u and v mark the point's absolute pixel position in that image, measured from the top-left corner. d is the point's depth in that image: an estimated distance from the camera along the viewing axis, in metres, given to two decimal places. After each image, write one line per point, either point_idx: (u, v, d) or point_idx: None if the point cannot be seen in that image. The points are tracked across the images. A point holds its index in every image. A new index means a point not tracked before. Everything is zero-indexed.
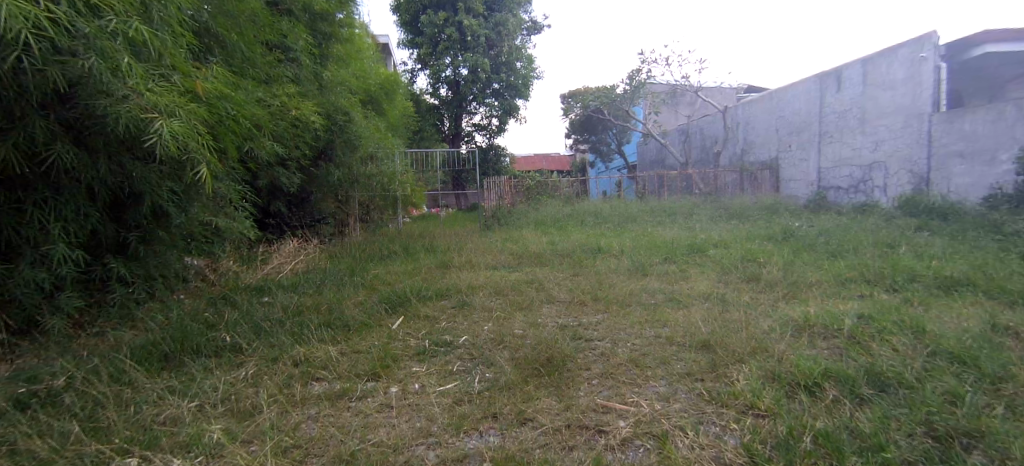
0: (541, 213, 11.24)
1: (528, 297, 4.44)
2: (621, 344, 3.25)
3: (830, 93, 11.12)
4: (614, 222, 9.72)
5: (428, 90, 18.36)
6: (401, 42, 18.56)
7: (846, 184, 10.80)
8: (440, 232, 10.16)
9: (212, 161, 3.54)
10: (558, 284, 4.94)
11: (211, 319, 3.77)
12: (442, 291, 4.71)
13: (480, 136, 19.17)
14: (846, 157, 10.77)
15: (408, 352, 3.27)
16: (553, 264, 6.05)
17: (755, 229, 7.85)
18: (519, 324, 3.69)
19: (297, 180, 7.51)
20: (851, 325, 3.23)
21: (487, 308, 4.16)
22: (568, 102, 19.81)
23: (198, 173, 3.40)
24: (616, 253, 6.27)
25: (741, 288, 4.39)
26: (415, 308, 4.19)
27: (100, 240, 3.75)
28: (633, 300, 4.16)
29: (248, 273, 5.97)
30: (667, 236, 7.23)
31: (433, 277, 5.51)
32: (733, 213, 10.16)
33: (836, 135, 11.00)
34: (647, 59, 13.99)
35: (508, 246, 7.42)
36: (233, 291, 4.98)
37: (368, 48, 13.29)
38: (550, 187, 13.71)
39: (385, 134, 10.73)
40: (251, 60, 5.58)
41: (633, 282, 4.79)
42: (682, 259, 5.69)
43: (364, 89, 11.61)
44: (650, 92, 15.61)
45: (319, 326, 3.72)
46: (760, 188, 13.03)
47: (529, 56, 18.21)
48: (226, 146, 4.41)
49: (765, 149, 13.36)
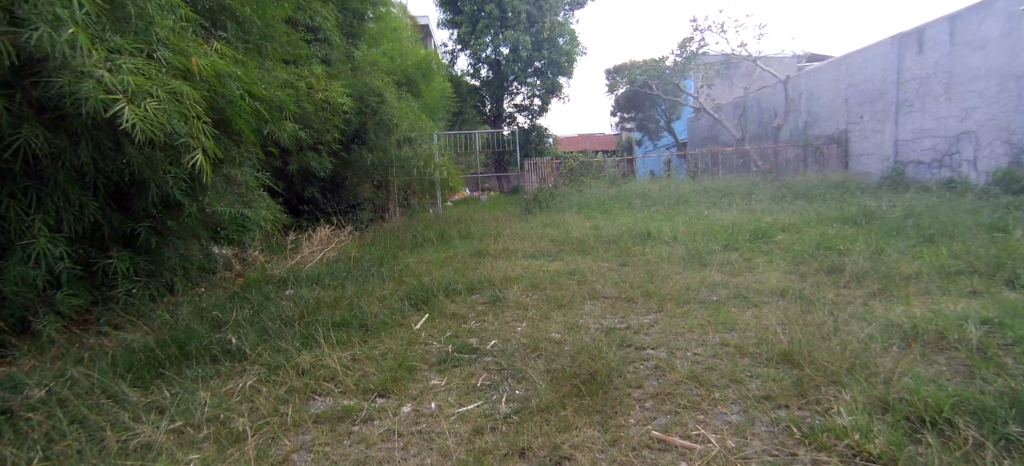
0: (584, 195, 10.63)
1: (568, 291, 3.93)
2: (680, 354, 2.70)
3: (909, 56, 9.90)
4: (664, 204, 9.04)
5: (468, 71, 17.84)
6: (440, 22, 18.08)
7: (928, 158, 9.65)
8: (478, 216, 9.72)
9: (212, 146, 3.22)
10: (603, 275, 4.41)
11: (220, 318, 3.46)
12: (473, 284, 4.26)
13: (521, 117, 18.54)
14: (927, 128, 9.61)
15: (429, 360, 2.83)
16: (598, 251, 5.50)
17: (826, 210, 7.02)
18: (557, 326, 3.19)
19: (328, 164, 7.20)
20: (977, 334, 2.56)
21: (521, 305, 3.69)
22: (613, 77, 18.89)
23: (195, 158, 3.10)
24: (668, 239, 5.65)
25: (821, 282, 3.73)
26: (441, 305, 3.75)
27: (103, 231, 3.50)
28: (690, 297, 3.58)
29: (276, 262, 5.71)
30: (724, 219, 6.54)
31: (466, 267, 5.08)
32: (797, 192, 9.27)
33: (916, 103, 9.81)
34: (699, 27, 12.98)
35: (548, 232, 6.91)
36: (255, 285, 4.69)
37: (405, 29, 12.91)
38: (595, 168, 13.02)
39: (421, 116, 10.34)
40: (271, 38, 5.25)
41: (690, 275, 4.20)
42: (744, 246, 5.03)
43: (399, 70, 11.24)
44: (702, 64, 14.59)
45: (334, 327, 3.34)
46: (825, 165, 11.95)
47: (571, 31, 17.42)
48: (240, 130, 4.09)
49: (831, 121, 12.20)
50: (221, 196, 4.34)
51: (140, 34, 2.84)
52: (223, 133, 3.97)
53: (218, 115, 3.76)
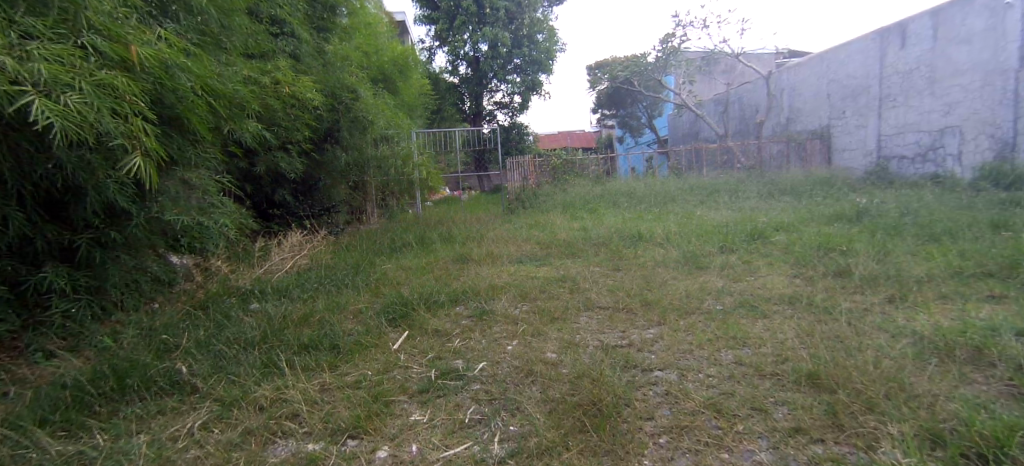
0: (569, 194, 10.36)
1: (560, 302, 3.62)
2: (692, 376, 2.41)
3: (892, 51, 9.81)
4: (651, 203, 8.81)
5: (446, 68, 17.42)
6: (417, 19, 17.63)
7: (912, 153, 9.57)
8: (460, 218, 9.36)
9: (154, 147, 2.90)
10: (596, 282, 4.12)
11: (171, 342, 3.06)
12: (457, 294, 3.92)
13: (502, 114, 18.20)
14: (911, 123, 9.52)
15: (409, 389, 2.48)
16: (587, 255, 5.22)
17: (817, 207, 6.85)
18: (552, 345, 2.87)
19: (299, 165, 6.77)
20: (1019, 349, 2.31)
21: (509, 318, 3.36)
22: (594, 74, 18.65)
23: (133, 161, 2.78)
24: (660, 241, 5.39)
25: (831, 288, 3.49)
26: (422, 320, 3.41)
27: (35, 245, 3.11)
28: (693, 307, 3.29)
29: (242, 271, 5.28)
30: (716, 219, 6.31)
31: (448, 275, 4.74)
32: (783, 189, 9.12)
33: (899, 98, 9.73)
34: (681, 22, 12.79)
35: (533, 233, 6.60)
36: (216, 299, 4.27)
37: (380, 24, 12.46)
38: (577, 166, 12.69)
39: (397, 114, 9.93)
40: (230, 31, 4.83)
41: (689, 280, 3.93)
42: (742, 247, 4.79)
43: (374, 66, 10.81)
44: (683, 59, 14.42)
45: (303, 350, 2.97)
46: (809, 161, 11.86)
47: (550, 27, 17.13)
48: (195, 129, 3.69)
49: (813, 116, 12.11)
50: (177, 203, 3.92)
51: (66, 18, 2.46)
52: (174, 132, 3.57)
53: (168, 113, 3.37)
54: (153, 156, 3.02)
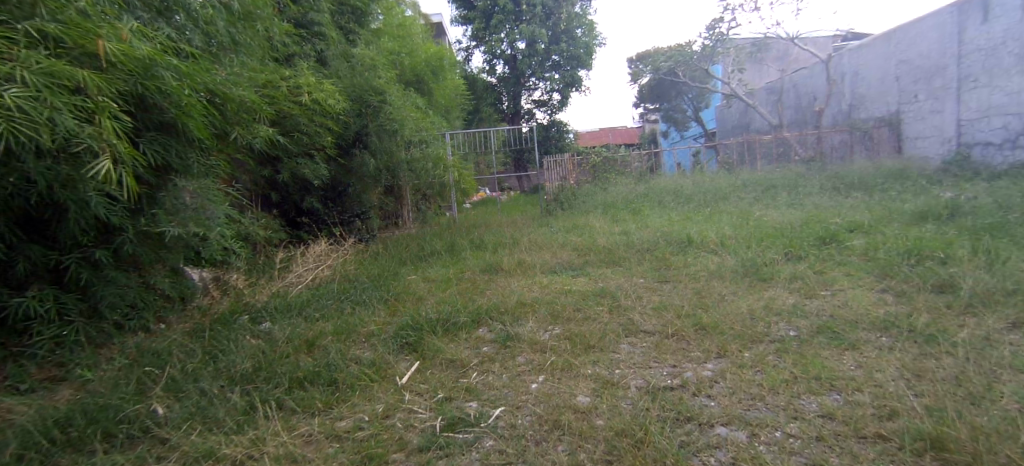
0: (610, 193, 9.77)
1: (598, 325, 3.11)
2: (767, 435, 1.87)
3: (972, 25, 8.71)
4: (701, 202, 8.12)
5: (483, 68, 17.06)
6: (453, 19, 17.34)
7: (999, 138, 8.50)
8: (495, 221, 8.93)
9: (126, 150, 2.64)
10: (640, 298, 3.58)
11: (155, 376, 2.74)
12: (480, 314, 3.45)
13: (540, 113, 17.66)
14: (998, 104, 8.41)
15: (408, 445, 2.03)
16: (630, 263, 4.68)
17: (893, 204, 6.05)
18: (585, 383, 2.36)
19: (323, 171, 6.49)
20: None
21: (537, 346, 2.88)
22: (636, 66, 17.87)
23: (101, 164, 2.53)
24: (713, 247, 4.78)
25: (935, 311, 2.84)
26: (436, 346, 2.96)
27: (18, 267, 2.88)
28: (759, 335, 2.72)
29: (259, 283, 4.98)
30: (777, 219, 5.63)
31: (474, 289, 4.30)
32: (849, 183, 8.25)
33: (981, 77, 8.63)
34: (728, 6, 11.94)
35: (571, 239, 6.09)
36: (225, 318, 3.98)
37: (413, 25, 12.18)
38: (619, 163, 12.02)
39: (429, 115, 9.58)
40: (236, 31, 4.53)
41: (752, 297, 3.34)
42: (813, 255, 4.12)
43: (405, 68, 10.51)
44: (731, 46, 13.53)
45: (296, 386, 2.58)
46: (875, 151, 10.81)
47: (589, 21, 16.48)
48: (190, 133, 3.40)
49: (879, 101, 11.02)
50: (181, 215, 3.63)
51: None
52: (166, 137, 3.29)
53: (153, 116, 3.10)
54: (129, 161, 2.74)
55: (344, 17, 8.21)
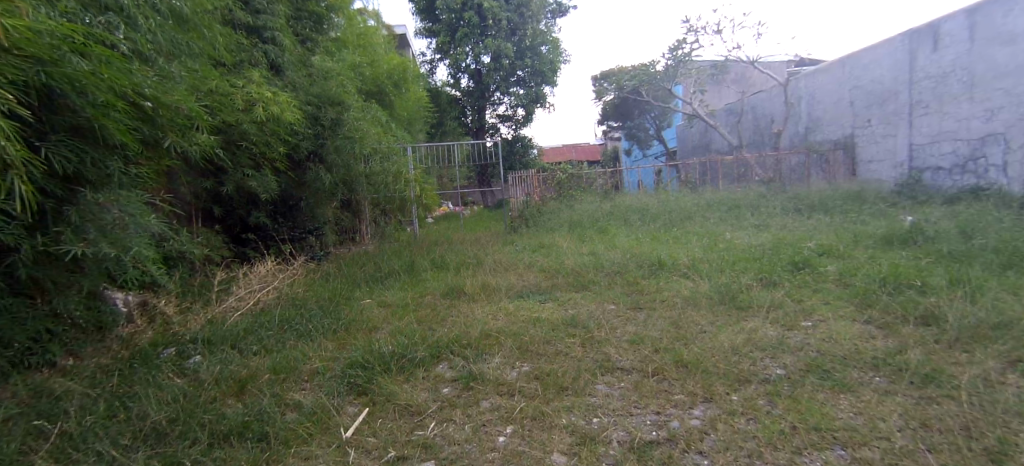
0: (576, 211, 9.59)
1: (571, 361, 2.83)
2: None
3: (922, 54, 9.00)
4: (666, 221, 8.02)
5: (448, 82, 16.82)
6: (418, 31, 17.07)
7: (949, 163, 8.72)
8: (458, 239, 8.60)
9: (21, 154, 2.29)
10: (615, 329, 3.32)
11: (47, 431, 2.29)
12: (440, 348, 3.11)
13: (505, 128, 17.48)
14: (947, 131, 8.67)
15: None
16: (600, 287, 4.44)
17: (857, 227, 6.05)
18: (560, 438, 2.08)
19: (272, 184, 6.04)
20: None
21: (502, 388, 2.57)
22: (600, 84, 17.96)
23: None
24: (685, 270, 4.61)
25: (926, 347, 2.68)
26: (388, 389, 2.61)
27: None
28: (747, 375, 2.50)
29: (194, 309, 4.49)
30: (747, 242, 5.51)
31: (435, 316, 3.95)
32: (811, 204, 8.31)
33: (932, 104, 8.89)
34: (691, 28, 12.09)
35: (538, 259, 5.82)
36: (148, 352, 3.50)
37: (376, 36, 11.83)
38: (584, 180, 11.90)
39: (390, 128, 9.21)
40: (175, 32, 4.12)
41: (734, 328, 3.12)
42: (788, 282, 3.96)
43: (367, 79, 10.13)
44: (693, 68, 13.72)
45: (220, 443, 2.20)
46: (831, 173, 11.03)
47: (554, 38, 16.49)
48: (109, 138, 3.03)
49: (835, 125, 11.30)
50: (100, 233, 3.18)
51: None
52: (77, 142, 2.91)
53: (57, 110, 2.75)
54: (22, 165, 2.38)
55: (300, 24, 7.79)
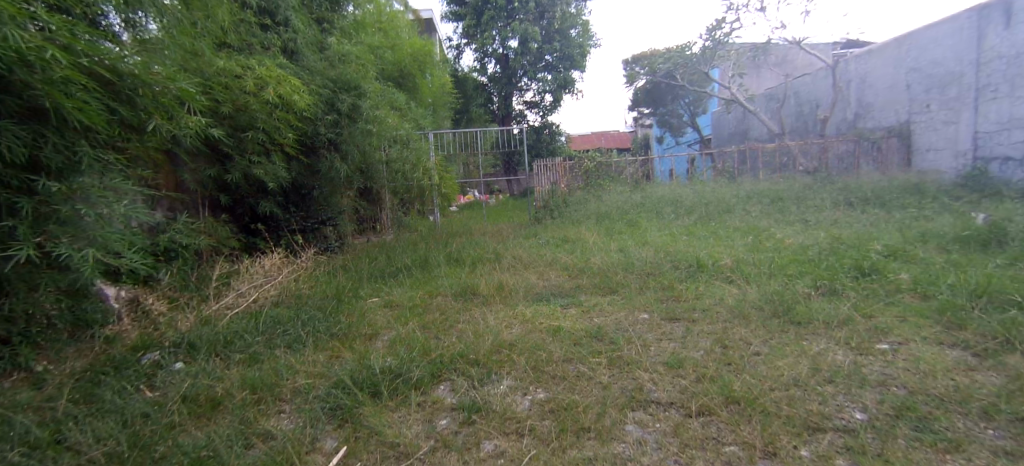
0: (604, 202, 9.04)
1: (595, 390, 2.35)
2: None
3: (993, 32, 8.06)
4: (703, 214, 7.42)
5: (474, 67, 16.30)
6: (444, 15, 16.55)
7: (1020, 153, 7.79)
8: (479, 230, 8.17)
9: None
10: (648, 346, 2.83)
11: None
12: (440, 367, 2.66)
13: (532, 114, 16.89)
14: (1019, 117, 7.75)
15: None
16: (629, 292, 3.93)
17: (921, 226, 5.36)
18: None
19: (280, 172, 5.68)
20: None
21: (511, 425, 2.12)
22: (631, 67, 17.20)
23: None
24: (728, 274, 4.06)
25: None
26: (373, 421, 2.18)
27: None
28: (820, 420, 1.98)
29: (189, 306, 4.16)
30: (798, 241, 4.89)
31: (441, 322, 3.51)
32: (863, 198, 7.58)
33: (1002, 88, 7.96)
34: (732, 6, 11.27)
35: (561, 255, 5.32)
36: (126, 358, 3.16)
37: (399, 18, 11.35)
38: (613, 169, 11.29)
39: (410, 113, 8.78)
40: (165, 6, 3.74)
41: (795, 351, 2.58)
42: (853, 291, 3.39)
43: (388, 62, 9.69)
44: (733, 50, 12.88)
45: None
46: (883, 163, 10.16)
47: (585, 21, 15.75)
48: (72, 121, 2.66)
49: (888, 110, 10.37)
50: (72, 228, 2.80)
51: None
52: (32, 125, 2.53)
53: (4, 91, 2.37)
54: None
55: (316, 4, 7.38)
